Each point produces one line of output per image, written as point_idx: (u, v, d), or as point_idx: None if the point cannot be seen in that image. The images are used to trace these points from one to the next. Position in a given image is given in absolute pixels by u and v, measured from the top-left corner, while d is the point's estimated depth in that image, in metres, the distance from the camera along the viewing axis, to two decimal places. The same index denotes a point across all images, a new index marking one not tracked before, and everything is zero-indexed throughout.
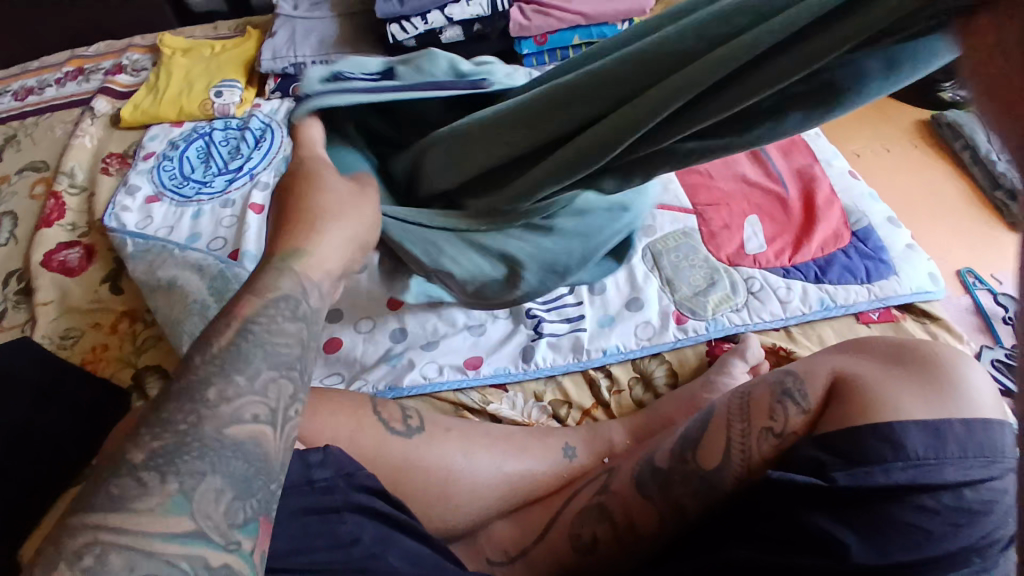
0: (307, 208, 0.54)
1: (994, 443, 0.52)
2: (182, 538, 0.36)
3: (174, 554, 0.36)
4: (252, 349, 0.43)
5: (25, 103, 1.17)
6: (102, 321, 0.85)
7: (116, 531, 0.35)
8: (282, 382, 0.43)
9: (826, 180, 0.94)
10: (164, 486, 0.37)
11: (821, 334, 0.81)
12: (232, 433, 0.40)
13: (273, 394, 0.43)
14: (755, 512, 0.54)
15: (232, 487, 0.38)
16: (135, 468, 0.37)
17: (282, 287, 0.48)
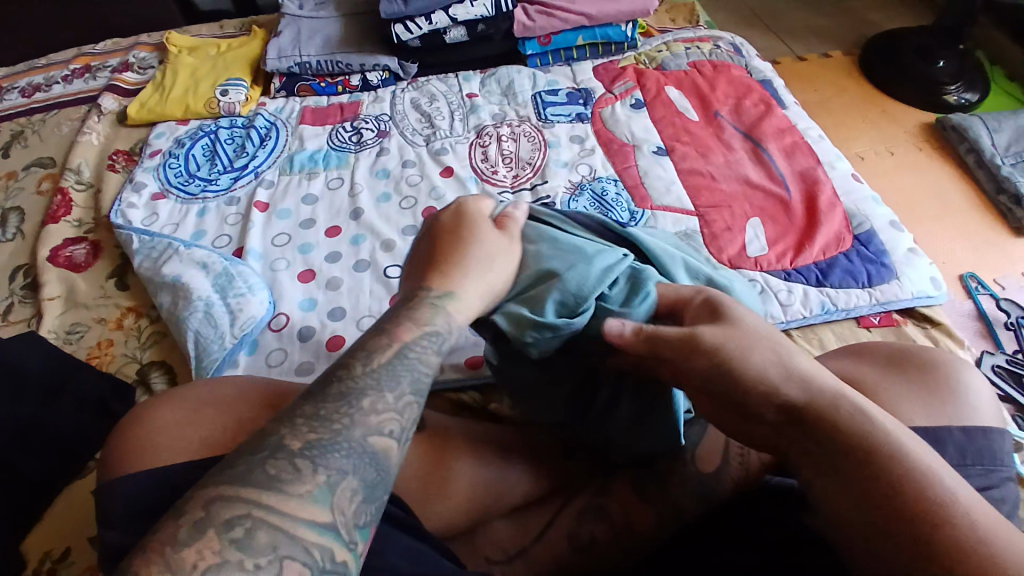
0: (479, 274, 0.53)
1: (996, 451, 0.53)
2: (316, 525, 0.37)
3: (309, 541, 0.36)
4: (389, 345, 0.45)
5: (32, 100, 1.18)
6: (107, 317, 0.86)
7: (269, 509, 0.36)
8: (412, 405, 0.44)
9: (828, 184, 0.94)
10: (316, 475, 0.38)
11: (822, 338, 0.81)
12: (371, 442, 0.41)
13: (408, 413, 0.43)
14: (752, 522, 0.56)
15: (364, 487, 0.40)
16: (285, 450, 0.39)
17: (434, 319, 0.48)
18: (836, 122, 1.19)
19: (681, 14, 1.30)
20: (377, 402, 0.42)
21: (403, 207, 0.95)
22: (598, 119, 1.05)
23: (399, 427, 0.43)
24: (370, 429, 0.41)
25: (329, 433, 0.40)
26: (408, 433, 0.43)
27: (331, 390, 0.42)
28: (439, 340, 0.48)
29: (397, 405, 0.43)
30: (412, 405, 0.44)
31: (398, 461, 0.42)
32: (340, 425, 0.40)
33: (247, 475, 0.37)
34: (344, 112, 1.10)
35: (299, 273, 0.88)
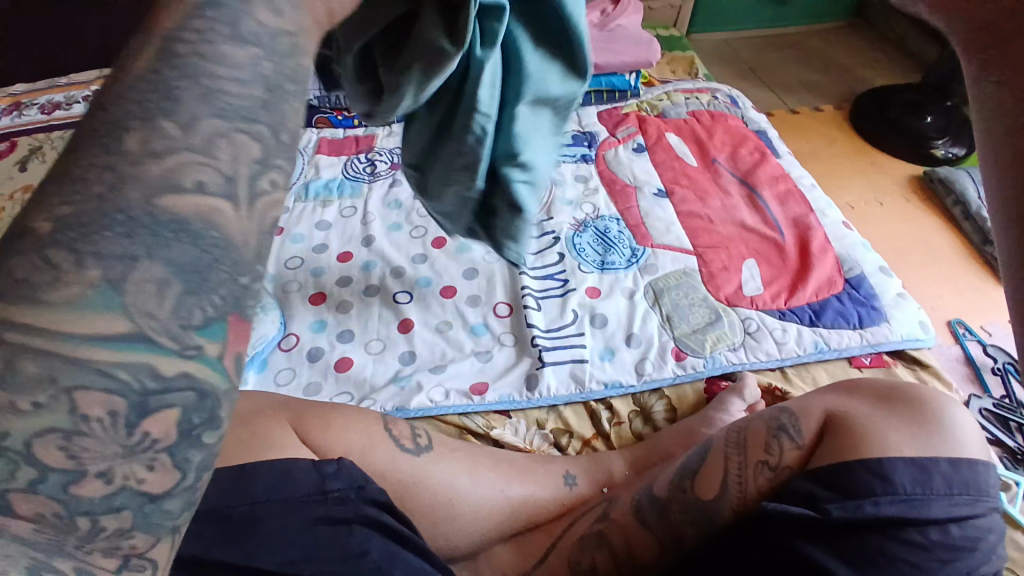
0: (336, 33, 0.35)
1: (980, 482, 0.56)
2: (114, 341, 0.28)
3: (106, 363, 0.28)
4: (189, 86, 0.31)
5: (52, 117, 1.22)
6: None
7: (25, 332, 0.26)
8: (241, 139, 0.32)
9: (820, 229, 0.99)
10: (85, 272, 0.27)
11: (814, 374, 0.85)
12: (186, 214, 0.30)
13: (227, 154, 0.32)
14: (751, 543, 0.57)
15: (180, 278, 0.29)
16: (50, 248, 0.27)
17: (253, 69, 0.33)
18: (827, 171, 1.25)
19: (682, 66, 1.38)
20: (169, 157, 0.30)
21: (414, 237, 0.99)
22: (602, 161, 1.10)
23: (256, 159, 0.33)
24: (162, 190, 0.29)
25: (101, 215, 0.28)
26: (239, 189, 0.32)
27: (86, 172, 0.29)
28: (292, 43, 0.35)
29: (226, 160, 0.32)
30: (251, 147, 0.33)
31: (244, 223, 0.32)
32: (125, 205, 0.28)
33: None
34: (359, 144, 1.15)
35: (311, 296, 0.91)
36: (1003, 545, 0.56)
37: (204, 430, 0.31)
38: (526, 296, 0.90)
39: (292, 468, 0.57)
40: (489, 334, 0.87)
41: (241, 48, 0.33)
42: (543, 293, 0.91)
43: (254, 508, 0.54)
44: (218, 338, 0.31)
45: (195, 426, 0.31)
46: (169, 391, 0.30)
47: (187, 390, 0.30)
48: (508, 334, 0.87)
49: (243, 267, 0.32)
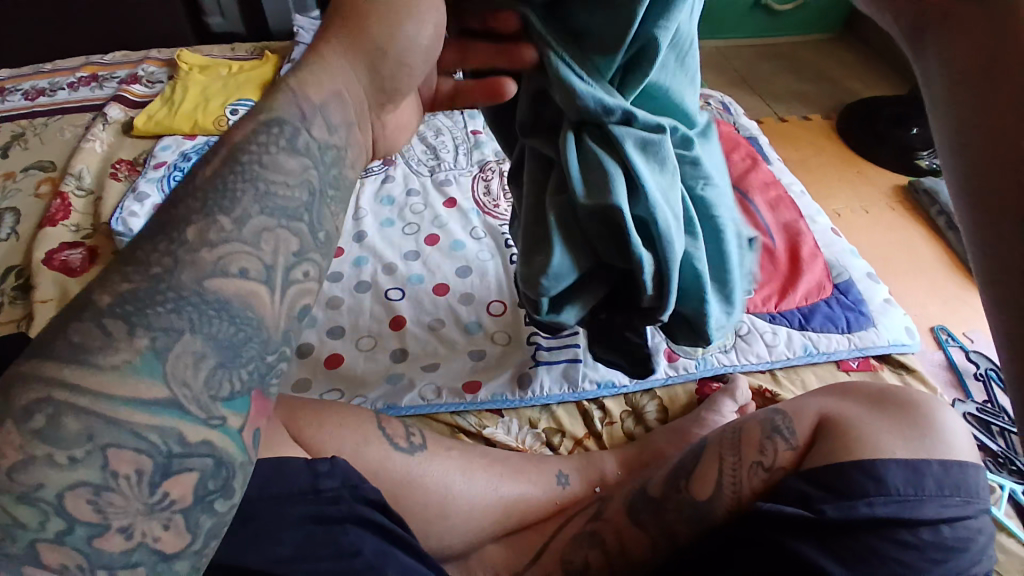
0: (372, 27, 0.41)
1: (970, 484, 0.57)
2: (154, 407, 0.34)
3: (143, 426, 0.34)
4: (247, 189, 0.38)
5: (35, 103, 1.18)
6: None
7: (80, 394, 0.33)
8: (280, 234, 0.39)
9: (810, 235, 1.01)
10: (134, 342, 0.34)
11: (803, 377, 0.86)
12: (224, 294, 0.37)
13: (269, 247, 0.38)
14: (744, 542, 0.58)
15: (216, 353, 0.36)
16: (97, 314, 0.34)
17: (286, 103, 0.41)
18: (815, 179, 1.27)
19: None
20: (220, 247, 0.37)
21: (406, 233, 0.98)
22: None
23: (292, 253, 0.39)
24: (205, 275, 0.36)
25: (151, 287, 0.35)
26: (275, 275, 0.39)
27: (144, 245, 0.37)
28: (336, 158, 0.43)
29: (269, 252, 0.38)
30: (290, 244, 0.39)
31: (275, 311, 0.39)
32: (167, 278, 0.36)
33: (48, 349, 0.33)
34: None
35: None
36: (991, 546, 0.57)
37: (215, 497, 0.37)
38: None
39: (285, 465, 0.55)
40: (482, 333, 0.87)
41: (293, 159, 0.40)
42: None
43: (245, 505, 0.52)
44: (240, 411, 0.38)
45: (212, 494, 0.37)
46: (190, 455, 0.36)
47: (209, 458, 0.36)
48: (501, 332, 0.87)
49: (271, 346, 0.39)
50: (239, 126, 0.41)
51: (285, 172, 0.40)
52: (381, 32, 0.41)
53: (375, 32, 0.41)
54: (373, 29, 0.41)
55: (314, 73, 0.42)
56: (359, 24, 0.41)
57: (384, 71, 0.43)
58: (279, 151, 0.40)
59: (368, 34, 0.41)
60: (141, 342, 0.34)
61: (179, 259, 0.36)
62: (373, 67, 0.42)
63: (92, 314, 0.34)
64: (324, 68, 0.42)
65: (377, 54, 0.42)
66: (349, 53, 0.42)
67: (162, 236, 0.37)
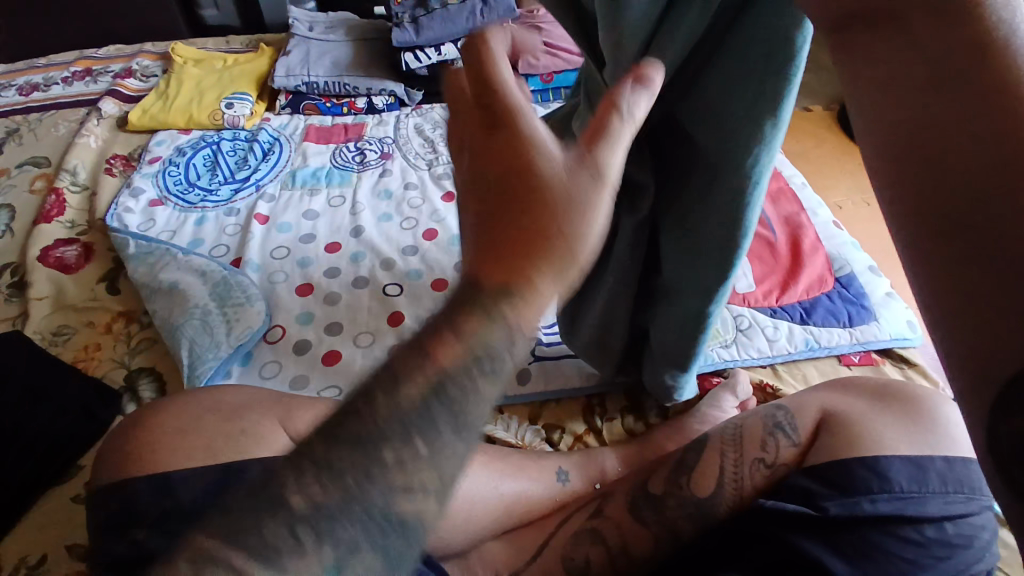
0: (534, 181, 0.33)
1: (974, 481, 0.56)
2: None
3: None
4: (441, 414, 0.31)
5: (29, 98, 1.17)
6: (96, 320, 0.84)
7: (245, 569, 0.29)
8: (452, 453, 0.32)
9: (811, 229, 1.00)
10: (322, 550, 0.30)
11: (804, 372, 0.85)
12: (399, 514, 0.31)
13: (448, 465, 0.32)
14: (747, 541, 0.57)
15: (382, 560, 0.32)
16: (292, 517, 0.30)
17: (490, 337, 0.32)
18: (815, 172, 1.26)
19: None
20: (411, 473, 0.31)
21: (404, 228, 0.97)
22: None
23: (454, 472, 0.32)
24: (392, 490, 0.31)
25: (342, 501, 0.30)
26: (447, 497, 0.32)
27: (348, 429, 0.31)
28: (500, 363, 0.33)
29: (438, 463, 0.32)
30: (457, 459, 0.33)
31: (412, 558, 0.33)
32: (356, 491, 0.31)
33: (249, 531, 0.30)
34: (348, 132, 1.12)
35: (298, 287, 0.88)
36: (995, 542, 0.57)
37: None
38: None
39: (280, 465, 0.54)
40: None
41: (485, 395, 0.33)
42: None
43: None
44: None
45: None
46: None
47: None
48: None
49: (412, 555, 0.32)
50: (437, 341, 0.32)
51: (478, 399, 0.33)
52: (508, 214, 0.34)
53: (516, 206, 0.33)
54: (508, 209, 0.33)
55: (527, 298, 0.32)
56: (508, 210, 0.33)
57: (523, 237, 0.33)
58: (473, 396, 0.32)
59: (498, 203, 0.34)
60: (323, 553, 0.30)
61: (370, 472, 0.31)
62: (502, 236, 0.33)
63: (286, 514, 0.30)
64: (484, 263, 0.33)
65: (553, 240, 0.33)
66: (498, 217, 0.34)
67: (359, 422, 0.31)
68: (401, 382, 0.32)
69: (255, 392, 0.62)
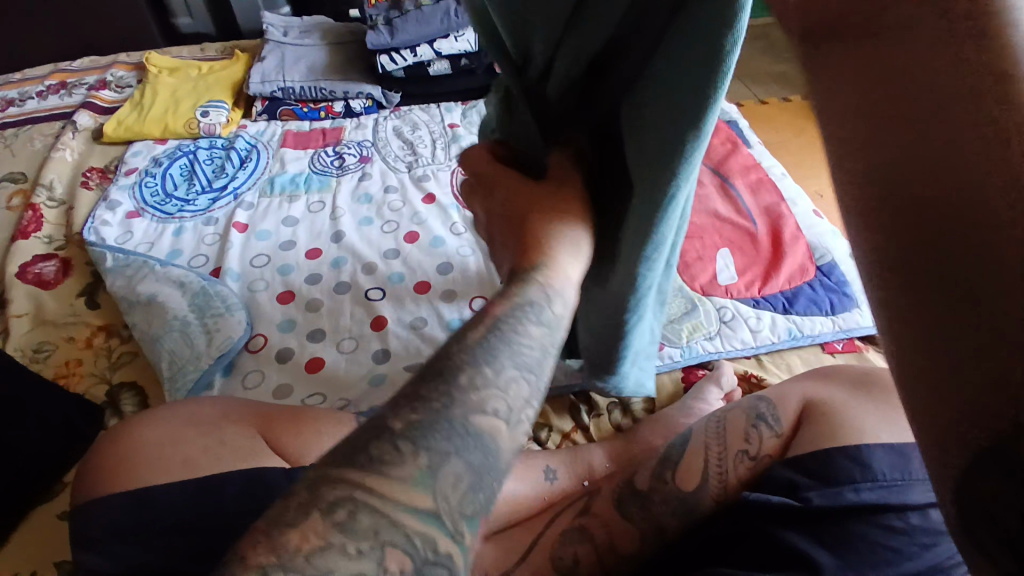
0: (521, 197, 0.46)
1: None
2: (421, 515, 0.31)
3: (413, 532, 0.30)
4: (503, 348, 0.36)
5: (3, 113, 1.16)
6: (76, 335, 0.83)
7: (379, 497, 0.30)
8: (522, 383, 0.36)
9: (791, 218, 1.00)
10: (414, 457, 0.31)
11: (788, 361, 0.85)
12: (479, 428, 0.33)
13: (515, 393, 0.35)
14: (734, 535, 0.57)
15: (471, 475, 0.32)
16: (389, 431, 0.32)
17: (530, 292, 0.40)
18: (796, 162, 1.27)
19: None
20: (483, 390, 0.34)
21: (385, 231, 0.96)
22: None
23: (526, 399, 0.35)
24: (471, 410, 0.33)
25: (432, 415, 0.33)
26: (520, 425, 0.35)
27: (434, 364, 0.35)
28: (558, 321, 0.40)
29: (511, 395, 0.35)
30: (521, 388, 0.35)
31: (513, 443, 0.34)
32: (448, 410, 0.33)
33: (350, 448, 0.31)
34: (326, 137, 1.11)
35: (279, 295, 0.88)
36: None
37: None
38: None
39: (262, 476, 0.54)
40: None
41: (533, 324, 0.38)
42: None
43: (223, 518, 0.51)
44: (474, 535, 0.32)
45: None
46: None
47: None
48: None
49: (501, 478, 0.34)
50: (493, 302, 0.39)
51: (534, 343, 0.38)
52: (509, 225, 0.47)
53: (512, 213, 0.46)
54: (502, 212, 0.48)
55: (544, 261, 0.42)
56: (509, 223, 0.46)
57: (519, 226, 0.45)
58: (532, 328, 0.38)
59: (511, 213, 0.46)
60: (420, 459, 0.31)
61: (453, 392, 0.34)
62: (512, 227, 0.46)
63: (387, 433, 0.32)
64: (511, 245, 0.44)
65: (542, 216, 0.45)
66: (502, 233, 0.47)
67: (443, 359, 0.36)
68: (467, 330, 0.37)
69: (235, 403, 0.62)
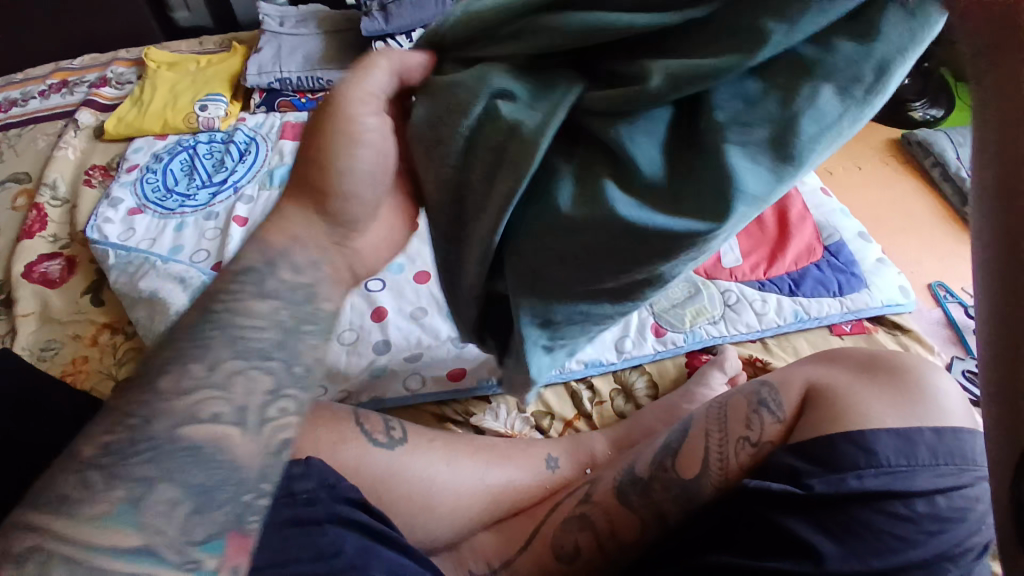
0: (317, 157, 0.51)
1: (966, 451, 0.55)
2: (129, 552, 0.36)
3: (129, 570, 0.36)
4: (218, 335, 0.44)
5: (6, 114, 1.17)
6: (82, 333, 0.84)
7: (59, 538, 0.36)
8: (251, 375, 0.43)
9: (799, 197, 0.97)
10: (111, 491, 0.37)
11: (795, 344, 0.84)
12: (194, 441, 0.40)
13: (239, 391, 0.43)
14: (733, 522, 0.57)
15: (188, 499, 0.39)
16: (86, 466, 0.38)
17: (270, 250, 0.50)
18: None
19: None
20: (193, 392, 0.42)
21: None
22: None
23: (269, 390, 0.44)
24: (181, 420, 0.40)
25: (132, 441, 0.39)
26: (248, 416, 0.42)
27: (134, 389, 0.41)
28: (307, 294, 0.50)
29: (238, 393, 0.43)
30: (265, 383, 0.44)
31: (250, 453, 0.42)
32: (145, 432, 0.39)
33: (45, 492, 0.37)
34: None
35: None
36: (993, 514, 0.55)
37: None
38: None
39: None
40: None
41: (261, 302, 0.47)
42: None
43: None
44: (217, 552, 0.38)
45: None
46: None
47: None
48: None
49: (247, 486, 0.41)
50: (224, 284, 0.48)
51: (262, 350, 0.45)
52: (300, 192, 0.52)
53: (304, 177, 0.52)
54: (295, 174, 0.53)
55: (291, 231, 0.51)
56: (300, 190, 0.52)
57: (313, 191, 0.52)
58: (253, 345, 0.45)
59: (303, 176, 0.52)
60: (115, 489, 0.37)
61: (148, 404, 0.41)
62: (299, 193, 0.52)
63: (74, 465, 0.38)
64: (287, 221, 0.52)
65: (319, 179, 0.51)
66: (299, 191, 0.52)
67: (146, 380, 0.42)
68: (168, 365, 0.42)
69: None
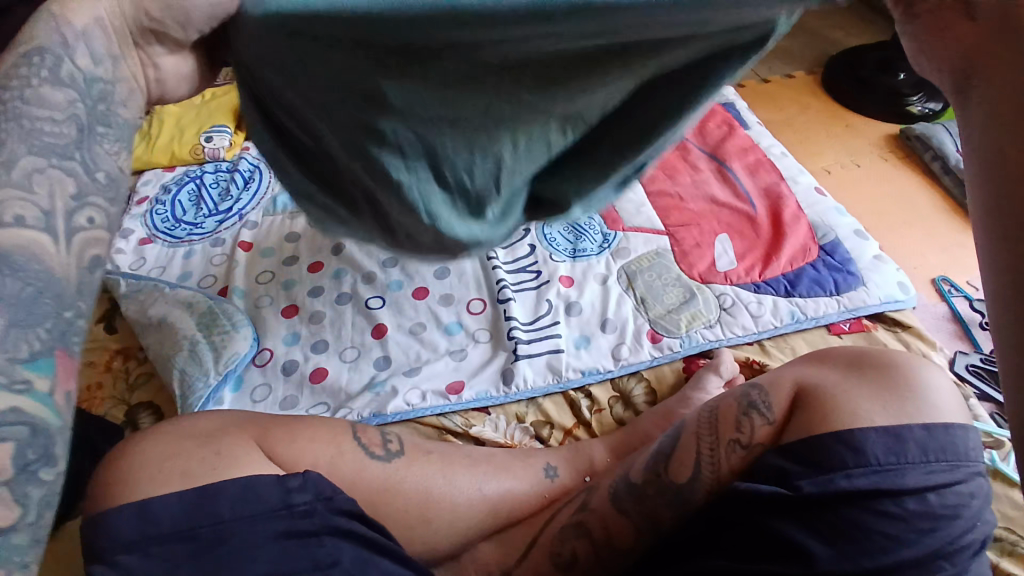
0: None
1: (957, 446, 0.55)
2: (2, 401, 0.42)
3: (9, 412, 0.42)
4: (11, 131, 0.47)
5: None
6: (96, 360, 0.88)
7: None
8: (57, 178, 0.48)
9: (792, 198, 0.98)
10: None
11: (793, 345, 0.84)
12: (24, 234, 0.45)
13: (41, 191, 0.47)
14: (717, 525, 0.57)
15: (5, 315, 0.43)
16: None
17: None
18: (801, 138, 1.23)
19: None
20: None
21: None
22: None
23: (72, 197, 0.49)
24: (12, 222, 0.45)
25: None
26: (56, 224, 0.48)
27: None
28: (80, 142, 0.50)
29: (44, 195, 0.47)
30: (67, 186, 0.49)
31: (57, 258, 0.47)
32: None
33: None
34: None
35: (283, 309, 0.91)
36: (987, 509, 0.55)
37: (39, 466, 0.43)
38: (501, 289, 0.90)
39: (256, 485, 0.56)
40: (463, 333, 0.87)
41: (57, 91, 0.49)
42: (519, 286, 0.91)
43: (219, 526, 0.54)
44: (46, 373, 0.44)
45: (36, 464, 0.43)
46: (2, 425, 0.42)
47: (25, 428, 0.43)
48: (483, 330, 0.87)
49: (66, 303, 0.47)
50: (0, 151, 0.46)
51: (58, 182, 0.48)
52: None
53: None
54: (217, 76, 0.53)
55: None
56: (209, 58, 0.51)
57: None
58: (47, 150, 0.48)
59: None
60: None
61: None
62: None
63: None
64: None
65: None
66: None
67: None
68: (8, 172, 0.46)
69: (236, 416, 0.64)
